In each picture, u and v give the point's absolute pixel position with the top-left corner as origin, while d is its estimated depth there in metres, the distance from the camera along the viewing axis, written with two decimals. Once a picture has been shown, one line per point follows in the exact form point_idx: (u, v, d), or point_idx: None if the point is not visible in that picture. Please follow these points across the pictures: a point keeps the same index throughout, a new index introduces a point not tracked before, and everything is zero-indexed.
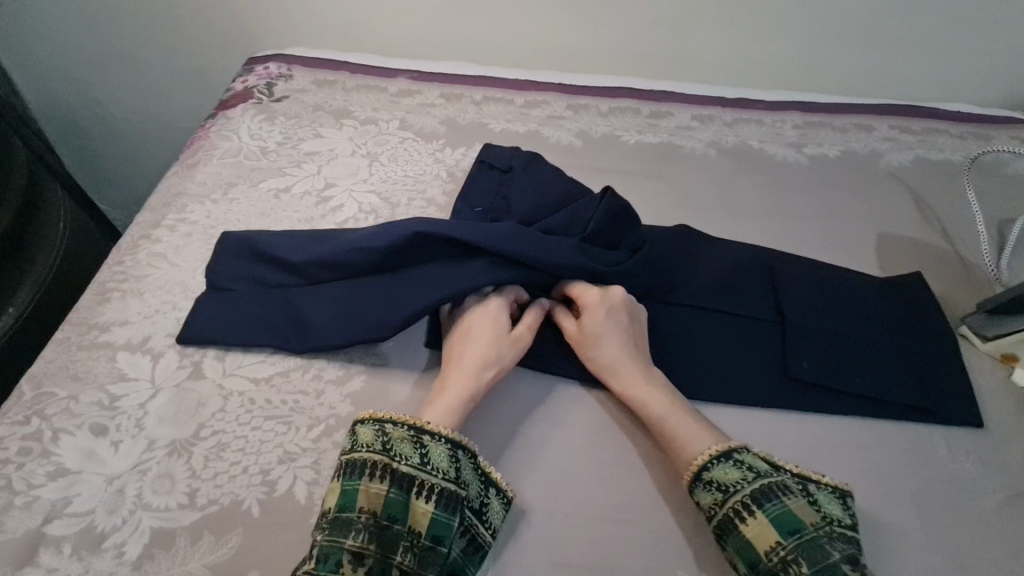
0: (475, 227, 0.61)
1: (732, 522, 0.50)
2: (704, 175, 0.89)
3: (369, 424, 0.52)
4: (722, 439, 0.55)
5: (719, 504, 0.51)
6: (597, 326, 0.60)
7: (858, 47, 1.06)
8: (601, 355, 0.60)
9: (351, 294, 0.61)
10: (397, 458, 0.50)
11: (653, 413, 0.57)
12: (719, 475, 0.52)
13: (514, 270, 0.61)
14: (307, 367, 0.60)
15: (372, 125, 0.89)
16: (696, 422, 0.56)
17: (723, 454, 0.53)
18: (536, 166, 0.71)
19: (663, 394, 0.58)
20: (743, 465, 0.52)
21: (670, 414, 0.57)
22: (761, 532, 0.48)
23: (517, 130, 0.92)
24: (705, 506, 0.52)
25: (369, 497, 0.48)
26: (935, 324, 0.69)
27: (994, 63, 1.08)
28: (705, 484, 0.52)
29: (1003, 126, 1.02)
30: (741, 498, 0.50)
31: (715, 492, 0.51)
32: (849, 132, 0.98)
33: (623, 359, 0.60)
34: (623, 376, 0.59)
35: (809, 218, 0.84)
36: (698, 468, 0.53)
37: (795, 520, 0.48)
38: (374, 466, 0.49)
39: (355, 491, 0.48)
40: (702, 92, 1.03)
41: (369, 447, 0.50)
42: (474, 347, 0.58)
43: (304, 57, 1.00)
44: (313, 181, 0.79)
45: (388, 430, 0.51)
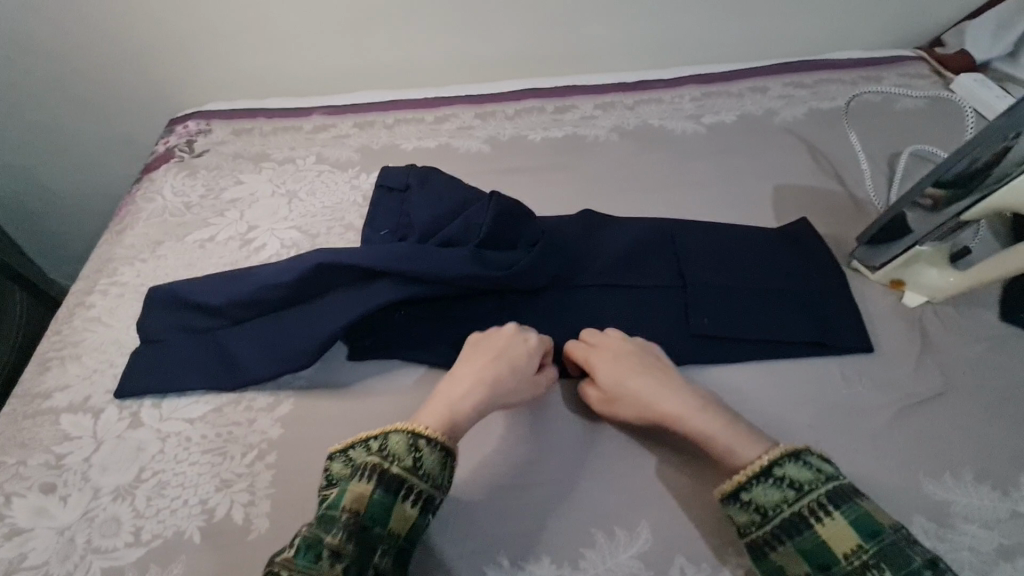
0: (373, 252, 0.64)
1: (805, 522, 0.48)
2: (610, 159, 0.94)
3: (373, 436, 0.53)
4: (767, 443, 0.53)
5: (789, 503, 0.49)
6: (617, 374, 0.60)
7: (746, 14, 1.12)
8: (639, 400, 0.59)
9: (273, 329, 0.65)
10: (390, 460, 0.51)
11: (716, 440, 0.55)
12: (793, 474, 0.50)
13: (416, 286, 0.64)
14: (238, 400, 0.64)
15: (290, 164, 0.94)
16: (753, 435, 0.55)
17: (792, 454, 0.51)
18: (431, 179, 0.75)
19: (703, 413, 0.57)
20: (811, 465, 0.50)
21: (729, 435, 0.55)
22: (839, 534, 0.47)
23: (428, 146, 0.97)
24: (772, 504, 0.50)
25: (361, 499, 0.48)
26: (825, 265, 0.73)
27: (876, 8, 1.13)
28: (774, 483, 0.50)
29: (891, 66, 1.07)
30: (816, 498, 0.48)
31: (785, 490, 0.49)
32: (744, 96, 1.03)
33: (653, 391, 0.59)
34: (660, 407, 0.58)
35: (710, 183, 0.89)
36: (768, 466, 0.51)
37: (873, 523, 0.46)
38: (368, 468, 0.50)
39: (346, 491, 0.49)
40: (603, 81, 1.08)
41: (367, 454, 0.51)
42: (504, 358, 0.60)
43: (221, 110, 1.05)
44: (236, 226, 0.84)
45: (387, 437, 0.52)
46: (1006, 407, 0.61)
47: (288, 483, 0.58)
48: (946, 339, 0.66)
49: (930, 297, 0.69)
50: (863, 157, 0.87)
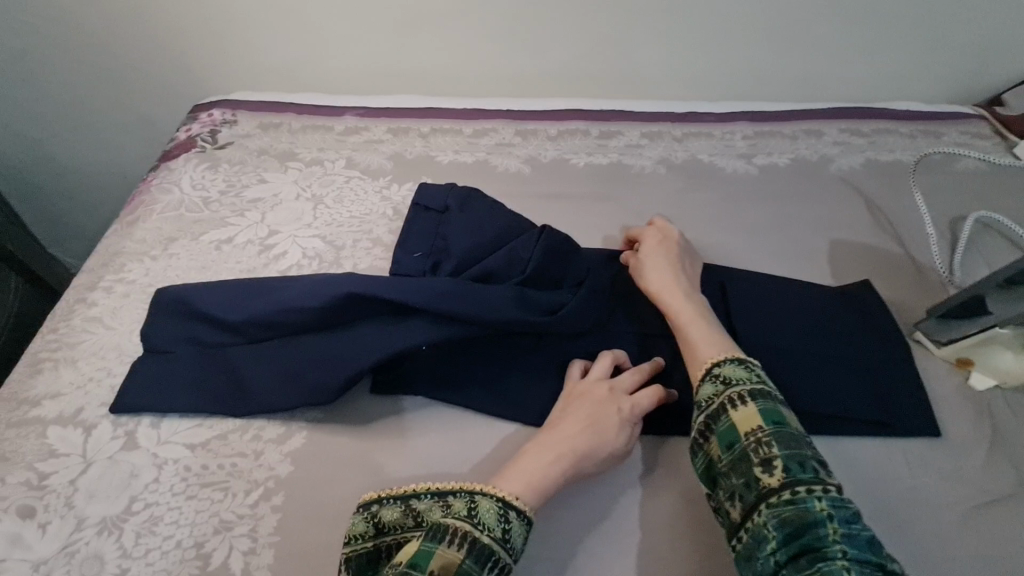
0: (409, 285, 0.59)
1: (723, 409, 0.51)
2: (657, 193, 0.89)
3: (462, 496, 0.48)
4: (731, 349, 0.57)
5: (717, 394, 0.52)
6: (647, 248, 0.68)
7: (805, 53, 1.07)
8: (644, 269, 0.66)
9: (291, 356, 0.59)
10: (480, 527, 0.46)
11: (680, 318, 0.61)
12: (728, 372, 0.53)
13: (454, 326, 0.58)
14: (246, 428, 0.58)
15: (317, 166, 0.88)
16: (716, 334, 0.58)
17: (736, 358, 0.54)
18: (473, 202, 0.69)
19: (694, 308, 0.61)
20: (753, 370, 0.54)
21: (693, 321, 0.60)
22: (746, 417, 0.49)
23: (465, 160, 0.92)
24: (705, 396, 0.53)
25: (449, 564, 0.43)
26: (887, 334, 0.68)
27: (937, 59, 1.09)
28: (712, 380, 0.54)
29: (951, 121, 1.03)
30: (738, 391, 0.51)
31: (718, 385, 0.53)
32: (798, 138, 0.99)
33: (663, 277, 0.65)
34: (661, 285, 0.64)
35: (761, 230, 0.84)
36: (709, 366, 0.55)
37: (781, 416, 0.49)
38: (456, 531, 0.45)
39: (432, 551, 0.43)
40: (652, 109, 1.03)
41: (454, 514, 0.47)
42: (598, 426, 0.55)
43: (249, 100, 0.99)
44: (256, 229, 0.78)
45: (476, 499, 0.48)
46: None
47: (294, 532, 0.52)
48: (1017, 432, 0.61)
49: (1000, 381, 0.64)
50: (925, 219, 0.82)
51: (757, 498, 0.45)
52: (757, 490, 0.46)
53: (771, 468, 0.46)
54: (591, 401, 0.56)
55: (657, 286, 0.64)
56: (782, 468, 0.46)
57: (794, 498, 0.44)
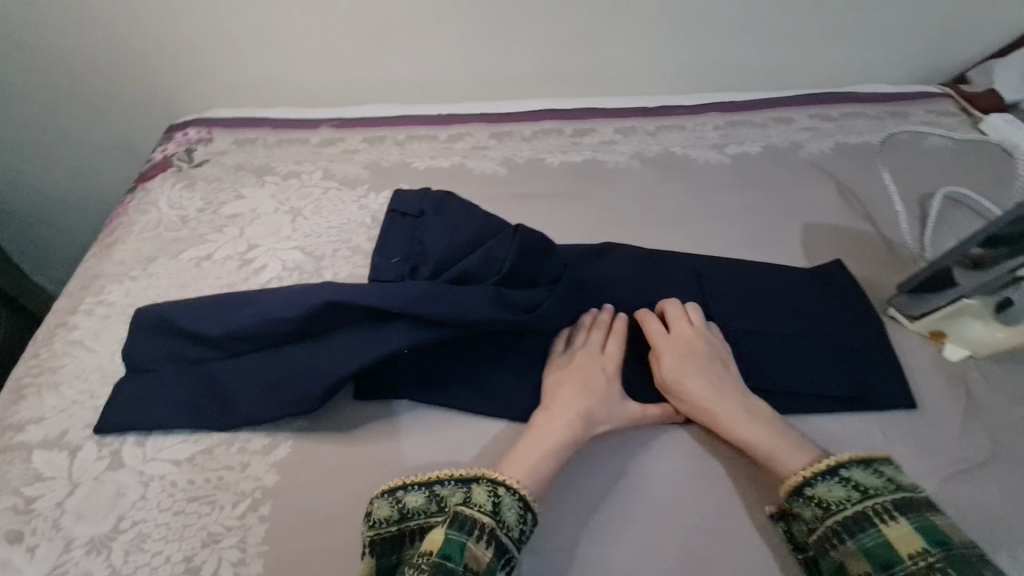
0: (387, 291, 0.60)
1: (869, 521, 0.48)
2: (631, 187, 0.90)
3: (485, 487, 0.51)
4: (821, 459, 0.55)
5: (852, 500, 0.50)
6: (677, 367, 0.62)
7: (770, 43, 1.09)
8: (691, 396, 0.60)
9: (272, 366, 0.60)
10: (502, 524, 0.49)
11: (760, 452, 0.56)
12: (857, 476, 0.51)
13: (433, 329, 0.59)
14: (231, 441, 0.58)
15: (295, 179, 0.89)
16: (800, 452, 0.55)
17: (860, 462, 0.52)
18: (447, 206, 0.70)
19: (760, 424, 0.57)
20: (884, 475, 0.51)
21: (775, 449, 0.56)
22: (904, 536, 0.47)
23: (441, 165, 0.92)
24: (837, 500, 0.51)
25: (476, 558, 0.47)
26: (862, 312, 0.69)
27: (901, 41, 1.11)
28: (839, 481, 0.52)
29: (917, 102, 1.05)
30: (883, 501, 0.49)
31: (851, 490, 0.51)
32: (769, 126, 1.00)
33: (710, 393, 0.60)
34: (715, 408, 0.59)
35: (735, 218, 0.85)
36: (819, 476, 0.52)
37: (941, 533, 0.47)
38: (482, 527, 0.48)
39: (461, 545, 0.47)
40: (624, 104, 1.04)
41: (479, 507, 0.50)
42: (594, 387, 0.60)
43: (224, 117, 1.00)
44: (235, 244, 0.79)
45: (499, 493, 0.51)
46: None
47: (282, 540, 0.52)
48: (992, 400, 0.62)
49: (973, 351, 0.65)
50: (894, 198, 0.84)
51: None
52: None
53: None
54: (575, 364, 0.62)
55: (711, 411, 0.59)
56: None
57: None
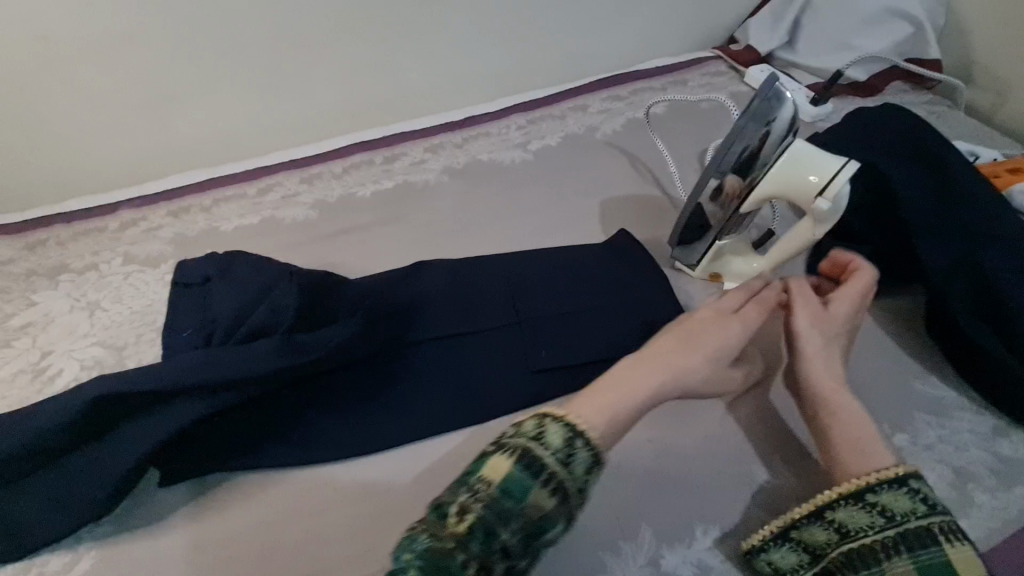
0: (161, 369, 0.58)
1: (932, 539, 0.46)
2: (443, 202, 0.92)
3: (561, 427, 0.47)
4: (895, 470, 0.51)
5: (918, 516, 0.47)
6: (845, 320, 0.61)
7: (556, 39, 1.16)
8: (824, 353, 0.59)
9: (56, 480, 0.57)
10: (570, 475, 0.45)
11: (852, 430, 0.53)
12: (927, 491, 0.48)
13: (224, 395, 0.59)
14: (28, 569, 0.55)
15: (92, 271, 0.84)
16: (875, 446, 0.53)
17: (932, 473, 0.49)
18: (233, 266, 0.69)
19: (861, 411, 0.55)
20: None
21: (863, 436, 0.53)
22: (964, 562, 0.44)
23: (251, 222, 0.91)
24: (900, 510, 0.47)
25: (536, 505, 0.44)
26: (649, 273, 0.76)
27: (671, 16, 1.22)
28: (908, 492, 0.48)
29: (693, 68, 1.15)
30: (945, 521, 0.46)
31: (917, 502, 0.47)
32: (567, 116, 1.07)
33: (829, 356, 0.59)
34: (835, 375, 0.57)
35: (541, 209, 0.90)
36: (901, 479, 0.48)
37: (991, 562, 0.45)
38: (547, 475, 0.45)
39: (528, 488, 0.44)
40: (431, 123, 1.07)
41: (552, 451, 0.46)
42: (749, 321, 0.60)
43: (9, 222, 0.94)
44: (26, 356, 0.74)
45: (575, 444, 0.46)
46: None
47: None
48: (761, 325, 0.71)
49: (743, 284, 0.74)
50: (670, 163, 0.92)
51: None
52: None
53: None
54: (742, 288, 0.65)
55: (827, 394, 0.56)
56: None
57: None
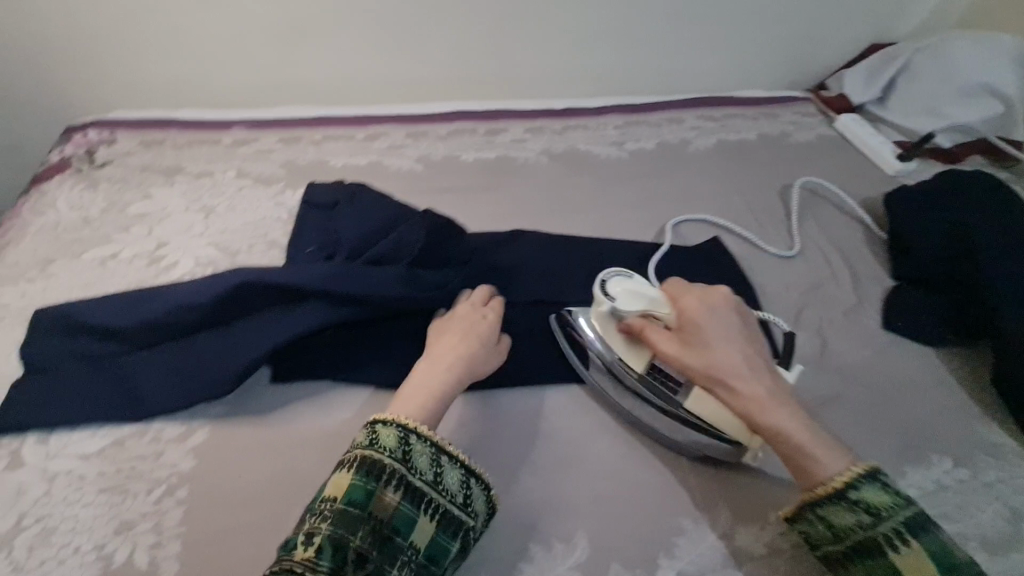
0: (299, 273, 0.62)
1: (883, 550, 0.48)
2: (540, 181, 0.97)
3: (392, 427, 0.52)
4: (852, 458, 0.52)
5: (864, 526, 0.49)
6: (701, 320, 0.58)
7: (661, 51, 1.21)
8: (711, 359, 0.56)
9: (185, 354, 0.60)
10: (413, 471, 0.50)
11: (795, 441, 0.52)
12: (870, 497, 0.50)
13: (348, 309, 0.62)
14: (144, 431, 0.58)
15: (206, 179, 0.88)
16: (829, 441, 0.52)
17: (868, 475, 0.50)
18: (360, 198, 0.74)
19: (791, 410, 0.54)
20: (894, 489, 0.50)
21: (807, 440, 0.52)
22: (915, 565, 0.47)
23: (358, 163, 0.95)
24: (847, 524, 0.50)
25: (381, 506, 0.48)
26: (737, 282, 0.80)
27: (770, 53, 1.27)
28: (848, 505, 0.50)
29: (785, 105, 1.20)
30: (893, 526, 0.48)
31: (861, 515, 0.49)
32: (662, 125, 1.11)
33: (735, 364, 0.55)
34: (736, 383, 0.55)
35: (633, 206, 0.94)
36: (846, 489, 0.50)
37: (948, 554, 0.47)
38: (390, 475, 0.49)
39: (369, 492, 0.48)
40: (532, 107, 1.12)
41: (390, 455, 0.50)
42: (469, 338, 0.61)
43: (128, 118, 0.98)
44: (143, 243, 0.77)
45: (410, 441, 0.51)
46: (892, 408, 0.69)
47: (200, 519, 0.53)
48: (841, 348, 0.75)
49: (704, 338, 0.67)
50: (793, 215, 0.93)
51: None
52: None
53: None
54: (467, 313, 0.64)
55: (750, 411, 0.54)
56: None
57: None
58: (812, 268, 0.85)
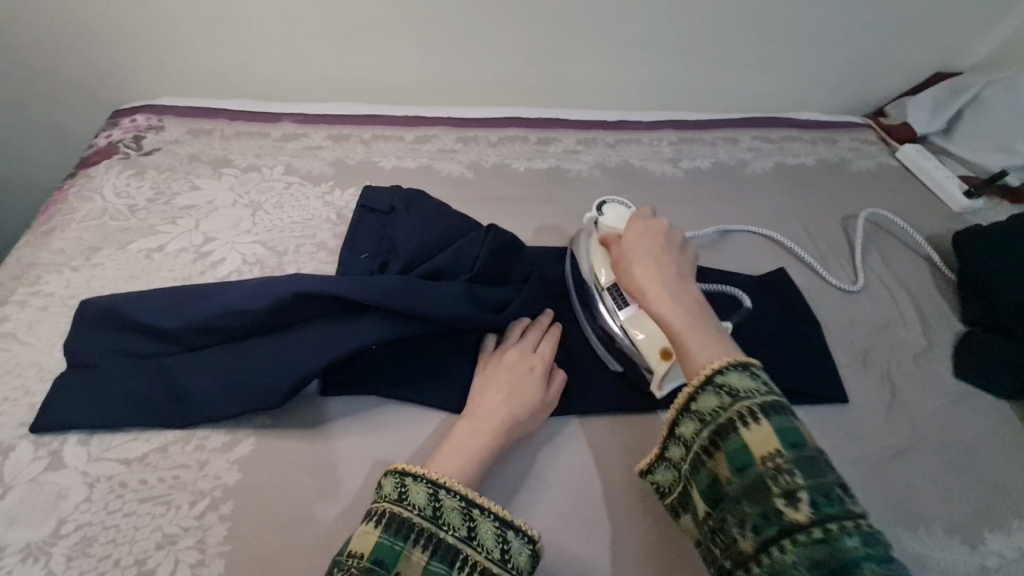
0: (358, 283, 0.59)
1: (733, 426, 0.46)
2: (593, 196, 0.93)
3: (420, 481, 0.48)
4: (731, 353, 0.51)
5: (723, 408, 0.47)
6: (633, 247, 0.61)
7: (719, 67, 1.17)
8: (630, 272, 0.59)
9: (234, 361, 0.58)
10: (444, 526, 0.47)
11: (675, 329, 0.53)
12: (732, 381, 0.48)
13: (406, 325, 0.59)
14: (188, 439, 0.56)
15: (254, 172, 0.86)
16: (715, 338, 0.52)
17: (737, 364, 0.49)
18: (417, 204, 0.71)
19: (686, 309, 0.54)
20: (758, 378, 0.48)
21: (688, 331, 0.52)
22: (761, 440, 0.44)
23: (408, 165, 0.92)
24: (709, 410, 0.48)
25: (412, 566, 0.45)
26: (802, 317, 0.76)
27: (830, 76, 1.23)
28: (714, 391, 0.48)
29: (847, 129, 1.15)
30: (747, 406, 0.46)
31: (723, 397, 0.47)
32: (718, 144, 1.07)
33: (647, 267, 0.58)
34: (644, 287, 0.57)
35: (689, 227, 0.90)
36: (708, 373, 0.48)
37: (798, 435, 0.44)
38: (418, 531, 0.46)
39: (397, 550, 0.45)
40: (584, 117, 1.08)
41: (418, 510, 0.47)
42: (517, 392, 0.58)
43: (176, 106, 0.96)
44: (190, 237, 0.75)
45: (439, 494, 0.48)
46: (966, 466, 0.65)
47: (245, 538, 0.51)
48: (912, 395, 0.71)
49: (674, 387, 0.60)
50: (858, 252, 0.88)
51: (778, 531, 0.41)
52: (778, 523, 0.41)
53: (796, 501, 0.41)
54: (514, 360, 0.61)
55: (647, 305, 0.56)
56: (808, 503, 0.41)
57: (826, 536, 0.39)
58: (877, 306, 0.81)
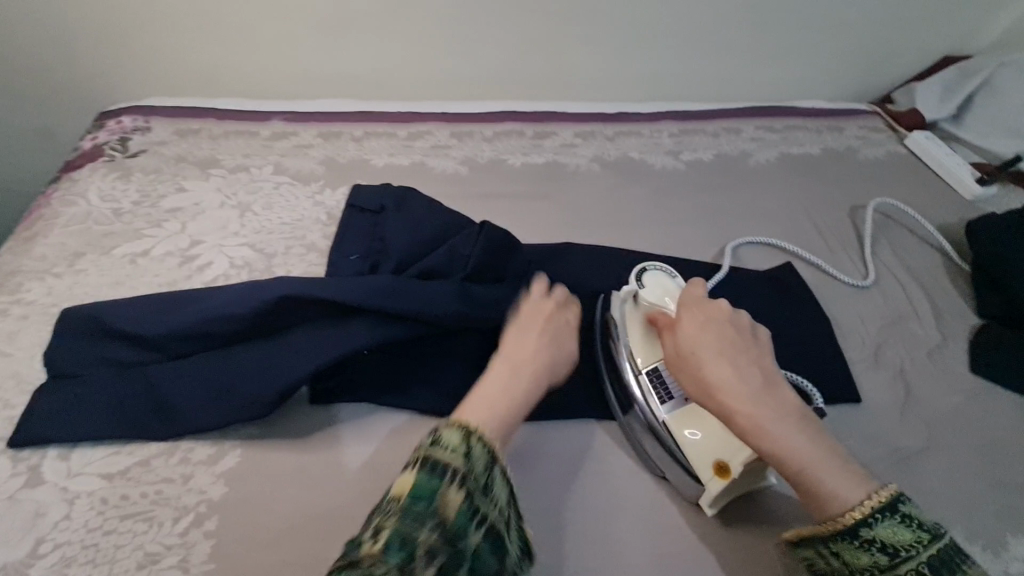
0: (348, 284, 0.57)
1: None
2: (592, 191, 0.91)
3: (455, 426, 0.46)
4: (867, 482, 0.46)
5: (881, 567, 0.43)
6: (695, 341, 0.53)
7: (720, 55, 1.13)
8: (706, 378, 0.51)
9: (218, 369, 0.55)
10: (478, 470, 0.44)
11: (794, 460, 0.47)
12: (883, 535, 0.43)
13: (396, 329, 0.57)
14: (172, 451, 0.54)
15: (243, 173, 0.84)
16: (841, 465, 0.47)
17: (885, 508, 0.44)
18: (408, 203, 0.70)
19: (795, 429, 0.48)
20: (914, 524, 0.44)
21: (811, 463, 0.47)
22: None
23: (400, 163, 0.90)
24: (861, 563, 0.44)
25: (448, 505, 0.41)
26: (810, 314, 0.73)
27: (835, 64, 1.19)
28: (861, 543, 0.44)
29: (853, 117, 1.12)
30: (914, 568, 0.42)
31: (878, 554, 0.43)
32: (720, 135, 1.04)
33: (728, 373, 0.51)
34: (731, 403, 0.50)
35: (691, 221, 0.88)
36: (853, 526, 0.44)
37: None
38: (455, 472, 0.43)
39: (434, 488, 0.42)
40: (582, 109, 1.06)
41: (453, 451, 0.44)
42: (553, 340, 0.57)
43: (163, 105, 0.93)
44: (176, 240, 0.73)
45: (473, 438, 0.46)
46: (985, 468, 0.62)
47: (230, 555, 0.49)
48: (925, 394, 0.68)
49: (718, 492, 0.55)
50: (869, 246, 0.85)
51: None
52: None
53: None
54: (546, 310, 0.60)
55: (744, 430, 0.49)
56: None
57: None
58: (888, 300, 0.78)
